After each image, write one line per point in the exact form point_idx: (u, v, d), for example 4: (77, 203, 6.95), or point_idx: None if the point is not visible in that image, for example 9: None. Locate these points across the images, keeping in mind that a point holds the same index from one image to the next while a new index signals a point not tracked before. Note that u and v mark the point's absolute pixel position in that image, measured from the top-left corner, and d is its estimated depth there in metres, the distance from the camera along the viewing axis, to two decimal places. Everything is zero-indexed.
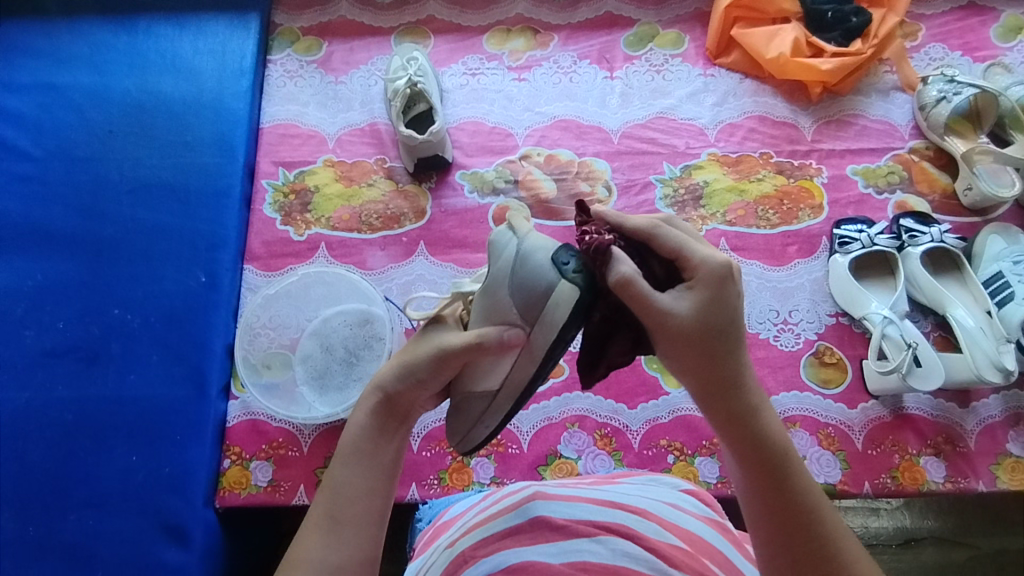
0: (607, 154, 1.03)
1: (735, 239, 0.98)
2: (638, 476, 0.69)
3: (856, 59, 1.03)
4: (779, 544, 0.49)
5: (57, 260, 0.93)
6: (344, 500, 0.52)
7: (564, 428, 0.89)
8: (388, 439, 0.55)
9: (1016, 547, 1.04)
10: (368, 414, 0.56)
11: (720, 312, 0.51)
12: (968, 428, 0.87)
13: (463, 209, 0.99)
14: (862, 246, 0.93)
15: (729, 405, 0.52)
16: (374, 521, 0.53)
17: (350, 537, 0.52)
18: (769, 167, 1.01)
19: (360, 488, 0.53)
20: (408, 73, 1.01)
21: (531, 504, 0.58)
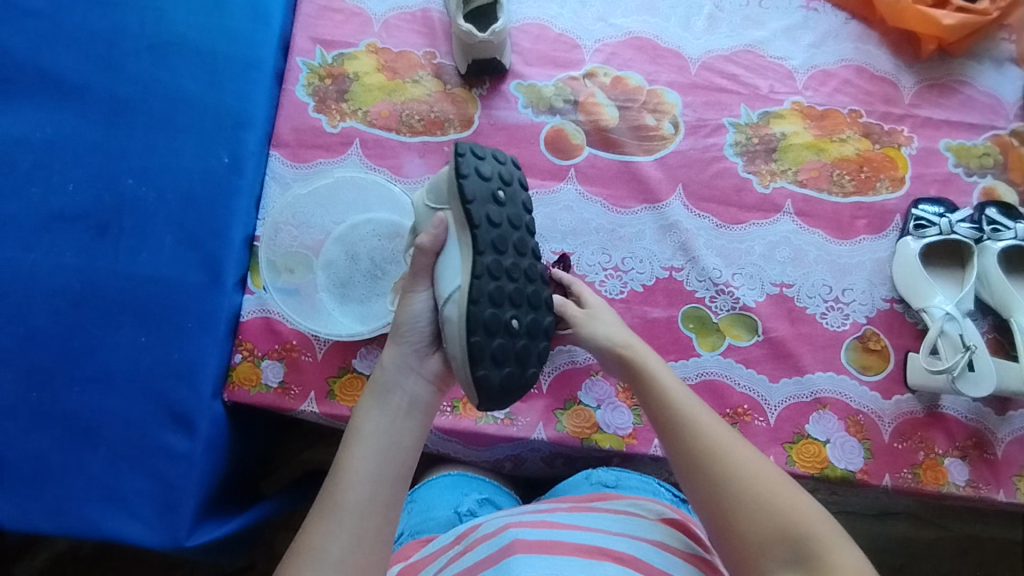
0: (681, 86, 0.92)
1: (802, 202, 0.90)
2: (617, 501, 0.70)
3: (980, 19, 0.90)
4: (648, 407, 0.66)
5: (68, 115, 0.85)
6: (344, 488, 0.55)
7: (587, 375, 0.86)
8: (387, 425, 0.58)
9: (982, 534, 1.09)
10: (366, 398, 0.61)
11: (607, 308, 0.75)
12: (999, 436, 0.84)
13: (513, 125, 0.91)
14: (940, 232, 0.86)
15: (597, 332, 0.72)
16: (377, 510, 0.55)
17: (353, 521, 0.54)
18: (856, 127, 0.91)
19: (362, 475, 0.56)
20: None
21: (513, 559, 0.58)
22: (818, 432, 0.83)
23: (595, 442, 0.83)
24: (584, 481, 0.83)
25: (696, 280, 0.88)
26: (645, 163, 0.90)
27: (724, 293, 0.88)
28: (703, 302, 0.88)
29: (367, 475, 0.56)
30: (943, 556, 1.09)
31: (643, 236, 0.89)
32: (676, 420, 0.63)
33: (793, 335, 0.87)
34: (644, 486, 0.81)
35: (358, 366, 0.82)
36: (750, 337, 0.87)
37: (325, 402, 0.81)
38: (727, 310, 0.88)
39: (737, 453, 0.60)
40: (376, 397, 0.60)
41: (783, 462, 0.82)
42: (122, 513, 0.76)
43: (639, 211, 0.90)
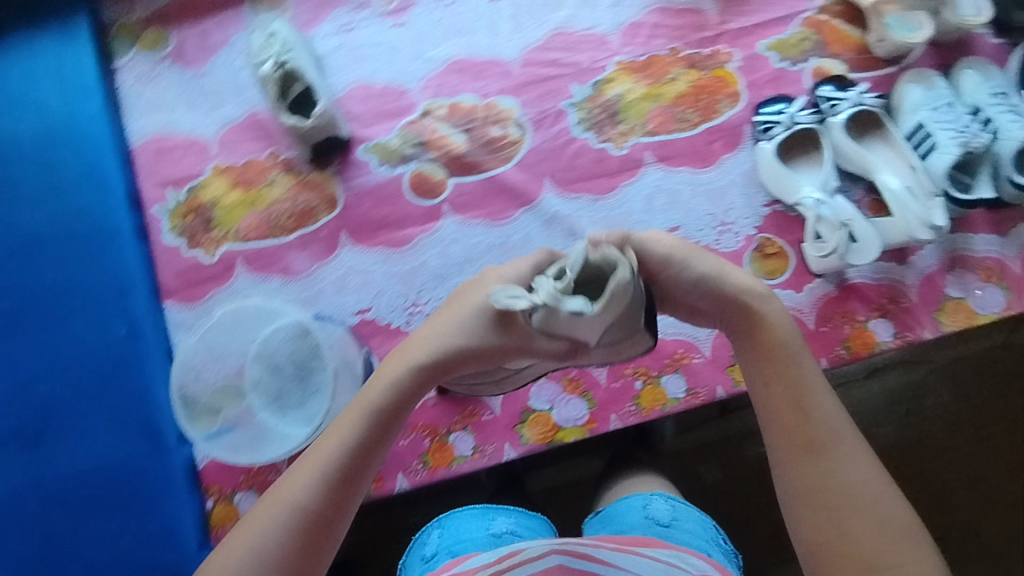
0: (512, 89, 0.95)
1: (660, 149, 0.94)
2: (664, 550, 0.72)
3: None
4: (770, 374, 0.66)
5: None
6: (312, 457, 0.62)
7: (531, 382, 0.91)
8: (375, 403, 0.63)
9: (970, 352, 1.11)
10: (394, 372, 0.64)
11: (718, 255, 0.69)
12: (909, 284, 0.91)
13: (375, 187, 0.93)
14: (785, 128, 0.91)
15: (730, 301, 0.67)
16: (335, 480, 0.62)
17: (321, 477, 0.61)
18: (681, 63, 0.95)
19: (337, 442, 0.62)
20: (272, 54, 0.89)
21: None
22: None
23: (561, 439, 0.89)
24: (640, 513, 0.82)
25: None
26: (507, 171, 0.94)
27: None
28: None
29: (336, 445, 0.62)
30: (941, 387, 1.11)
31: (532, 238, 0.93)
32: (806, 402, 0.65)
33: None
34: (699, 524, 0.81)
35: None
36: None
37: None
38: None
39: (868, 481, 0.62)
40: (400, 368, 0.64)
41: (731, 386, 0.88)
42: None
43: (519, 216, 0.93)
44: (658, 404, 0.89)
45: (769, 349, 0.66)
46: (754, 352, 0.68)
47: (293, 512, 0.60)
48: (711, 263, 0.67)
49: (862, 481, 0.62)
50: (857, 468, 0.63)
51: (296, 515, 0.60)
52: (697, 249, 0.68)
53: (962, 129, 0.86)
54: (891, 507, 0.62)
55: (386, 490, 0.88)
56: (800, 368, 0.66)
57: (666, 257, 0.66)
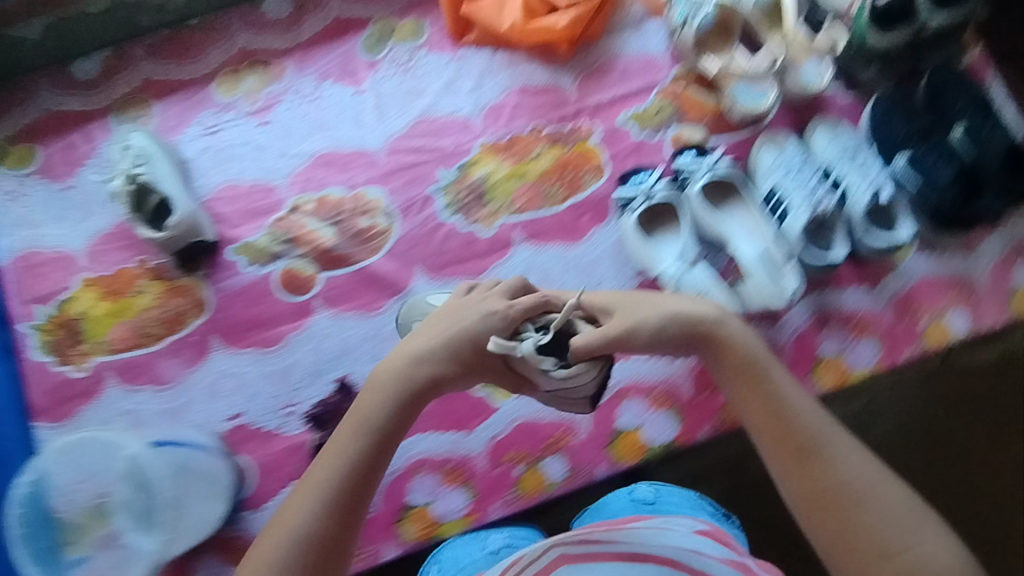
0: (378, 179, 0.96)
1: (528, 227, 0.94)
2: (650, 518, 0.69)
3: (587, 7, 0.96)
4: (744, 388, 0.69)
5: None
6: (308, 488, 0.64)
7: (411, 475, 0.90)
8: (377, 417, 0.66)
9: None
10: (386, 398, 0.67)
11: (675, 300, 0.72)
12: (781, 343, 0.90)
13: (244, 287, 0.93)
14: (643, 201, 0.91)
15: (690, 331, 0.70)
16: (343, 494, 0.64)
17: (321, 500, 0.63)
18: (543, 140, 0.96)
19: (342, 458, 0.65)
20: (123, 169, 0.89)
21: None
22: (629, 421, 0.90)
23: (441, 534, 0.88)
24: (625, 496, 0.83)
25: None
26: (376, 262, 0.94)
27: None
28: None
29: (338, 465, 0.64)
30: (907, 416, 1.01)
31: None
32: (784, 410, 0.67)
33: None
34: (686, 497, 0.84)
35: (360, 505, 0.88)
36: None
37: None
38: None
39: (867, 468, 0.65)
40: (392, 398, 0.67)
41: (609, 464, 0.89)
42: None
43: (390, 306, 0.93)
44: (539, 489, 0.89)
45: (738, 365, 0.69)
46: (723, 371, 0.70)
47: (298, 542, 0.62)
48: (669, 312, 0.70)
49: (860, 468, 0.64)
50: (851, 458, 0.65)
51: (303, 536, 0.62)
52: (654, 298, 0.72)
53: (811, 194, 0.88)
54: (892, 489, 0.64)
55: None
56: (770, 380, 0.68)
57: (620, 336, 0.68)
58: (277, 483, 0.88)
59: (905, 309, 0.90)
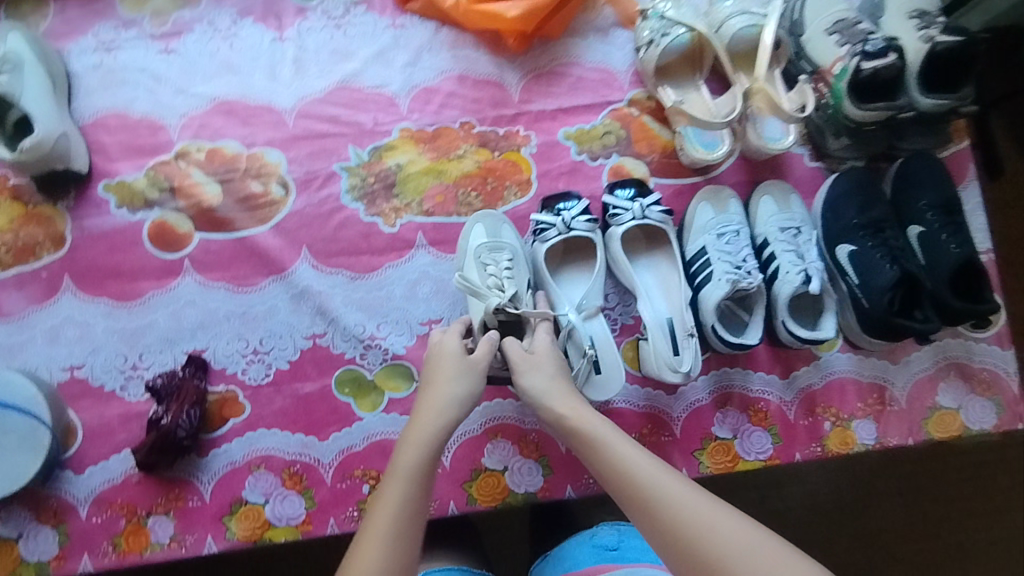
0: (281, 142, 0.87)
1: (433, 231, 0.86)
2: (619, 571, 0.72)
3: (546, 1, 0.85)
4: (593, 466, 0.62)
5: None
6: (366, 554, 0.57)
7: (249, 472, 0.81)
8: (424, 464, 0.62)
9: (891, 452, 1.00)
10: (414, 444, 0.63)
11: (555, 363, 0.69)
12: (674, 415, 0.83)
13: (111, 230, 0.84)
14: (558, 233, 0.81)
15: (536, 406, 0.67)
16: (403, 555, 0.57)
17: (391, 544, 0.57)
18: (471, 139, 0.87)
19: (394, 503, 0.59)
20: None
21: None
22: (495, 462, 0.83)
23: (269, 539, 0.80)
24: (587, 544, 0.76)
25: (342, 341, 0.84)
26: (260, 233, 0.85)
27: (372, 348, 0.84)
28: (355, 363, 0.84)
29: (397, 517, 0.58)
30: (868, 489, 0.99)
31: (277, 310, 0.84)
32: (625, 471, 0.60)
33: None
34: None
35: (250, 496, 0.80)
36: (408, 386, 0.83)
37: None
38: (380, 364, 0.84)
39: (708, 513, 0.55)
40: (428, 449, 0.63)
41: (465, 502, 0.82)
42: None
43: (266, 284, 0.84)
44: None
45: (579, 435, 0.63)
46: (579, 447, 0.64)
47: None
48: (532, 378, 0.68)
49: (700, 513, 0.55)
50: (691, 506, 0.56)
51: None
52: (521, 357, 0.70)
53: (736, 267, 0.78)
54: (739, 530, 0.54)
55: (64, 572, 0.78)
56: (607, 444, 0.62)
57: (517, 362, 0.69)
58: (105, 448, 0.81)
59: (812, 407, 0.83)
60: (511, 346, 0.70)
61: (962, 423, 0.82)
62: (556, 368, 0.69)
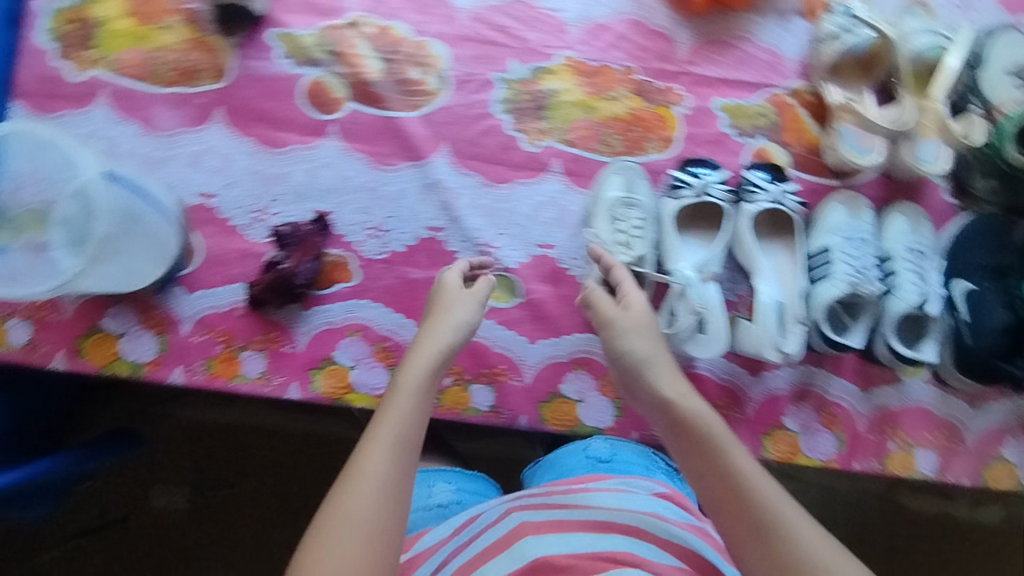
0: (449, 37, 0.88)
1: (570, 162, 0.88)
2: (610, 480, 0.78)
3: None
4: (678, 438, 0.65)
5: None
6: (372, 458, 0.61)
7: (344, 335, 0.86)
8: (425, 379, 0.68)
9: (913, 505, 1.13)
10: (424, 369, 0.68)
11: (642, 300, 0.74)
12: (750, 395, 0.87)
13: (270, 77, 0.86)
14: (693, 194, 0.84)
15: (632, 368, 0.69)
16: (404, 457, 0.62)
17: (392, 450, 0.62)
18: (628, 84, 0.89)
19: (398, 417, 0.64)
20: None
21: (526, 542, 0.68)
22: (571, 391, 0.86)
23: (349, 401, 0.85)
24: (580, 454, 0.84)
25: (458, 241, 0.87)
26: (409, 118, 0.87)
27: (485, 254, 0.87)
28: None
29: (400, 425, 0.64)
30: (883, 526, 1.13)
31: (405, 195, 0.87)
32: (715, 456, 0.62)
33: (553, 297, 0.87)
34: (640, 453, 0.85)
35: (340, 356, 0.85)
36: (510, 298, 0.87)
37: (74, 360, 0.84)
38: (488, 272, 0.87)
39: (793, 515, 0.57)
40: (427, 368, 0.69)
41: (534, 419, 0.85)
42: None
43: (401, 167, 0.87)
44: (457, 407, 0.85)
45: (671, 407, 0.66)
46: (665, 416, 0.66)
47: (378, 486, 0.59)
48: (629, 336, 0.70)
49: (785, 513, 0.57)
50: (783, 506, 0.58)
51: (385, 484, 0.59)
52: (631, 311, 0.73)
53: (857, 272, 0.80)
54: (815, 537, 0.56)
55: (158, 378, 0.84)
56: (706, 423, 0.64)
57: (608, 318, 0.72)
58: (219, 276, 0.85)
59: (884, 425, 0.86)
60: (605, 301, 0.73)
61: (1019, 480, 0.85)
62: (649, 331, 0.72)
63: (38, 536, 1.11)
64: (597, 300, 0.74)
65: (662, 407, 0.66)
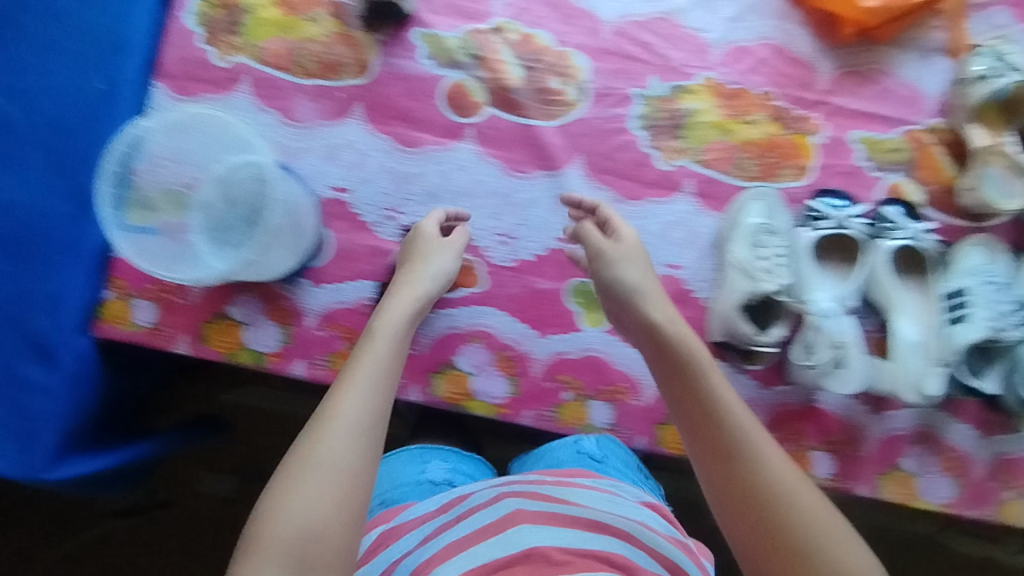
0: (592, 49, 0.88)
1: (704, 183, 0.88)
2: (597, 478, 0.78)
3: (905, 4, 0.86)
4: (679, 402, 0.63)
5: None
6: (347, 400, 0.59)
7: (467, 340, 0.85)
8: (401, 327, 0.67)
9: None
10: (399, 315, 0.67)
11: (642, 257, 0.73)
12: (870, 433, 0.86)
13: (413, 76, 0.86)
14: (833, 226, 0.84)
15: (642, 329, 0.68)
16: (380, 400, 0.60)
17: (366, 396, 0.60)
18: (766, 110, 0.88)
19: (374, 361, 0.62)
20: None
21: (519, 529, 0.67)
22: None
23: (467, 407, 0.85)
24: (570, 449, 0.84)
25: None
26: (546, 128, 0.87)
27: None
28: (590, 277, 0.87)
29: (375, 370, 0.61)
30: None
31: (537, 204, 0.87)
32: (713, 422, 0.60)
33: None
34: (625, 460, 0.85)
35: (461, 362, 0.85)
36: None
37: (197, 346, 0.84)
38: None
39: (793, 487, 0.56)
40: (400, 318, 0.68)
41: (652, 441, 0.84)
42: None
43: (535, 176, 0.87)
44: (575, 421, 0.84)
45: (674, 364, 0.64)
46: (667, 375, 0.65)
47: (354, 432, 0.57)
48: (633, 281, 0.70)
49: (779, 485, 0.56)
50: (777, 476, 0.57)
51: (361, 429, 0.58)
52: (642, 265, 0.72)
53: (998, 316, 0.80)
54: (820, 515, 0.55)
55: (279, 369, 0.83)
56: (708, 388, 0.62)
57: (600, 253, 0.73)
58: (346, 272, 0.85)
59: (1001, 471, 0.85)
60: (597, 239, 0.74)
61: None
62: (647, 272, 0.72)
63: (82, 507, 1.11)
64: (594, 247, 0.74)
65: (667, 370, 0.65)
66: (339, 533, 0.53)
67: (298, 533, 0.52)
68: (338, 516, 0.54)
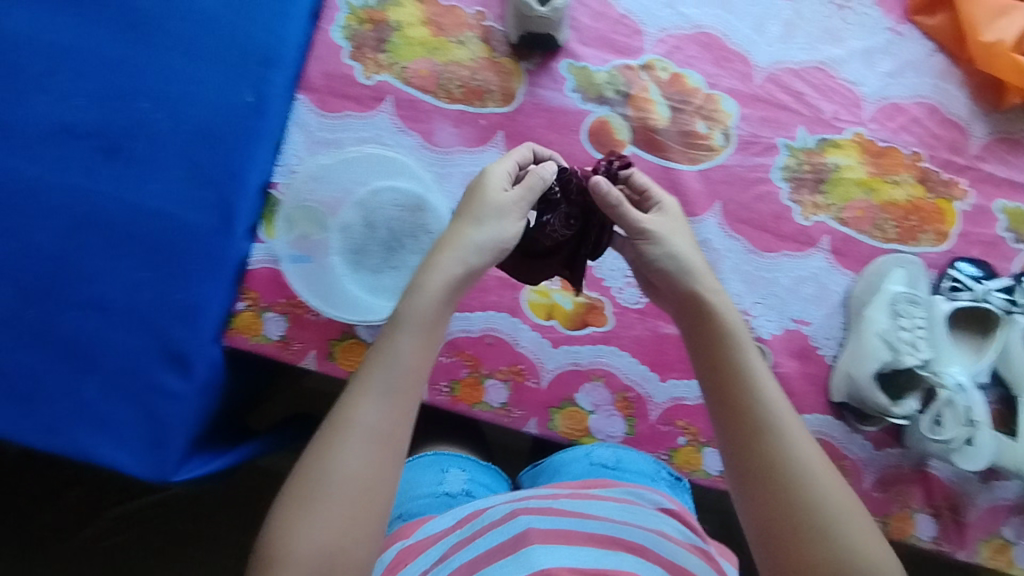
0: (741, 95, 0.87)
1: (840, 241, 0.86)
2: (615, 488, 0.71)
3: None
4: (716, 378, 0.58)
5: (100, 28, 0.82)
6: (365, 404, 0.53)
7: (587, 378, 0.86)
8: (437, 305, 0.56)
9: None
10: (446, 292, 0.56)
11: (687, 236, 0.64)
12: (975, 502, 0.83)
13: (559, 109, 0.86)
14: (971, 298, 0.82)
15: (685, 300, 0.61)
16: (399, 403, 0.53)
17: (383, 394, 0.53)
18: (913, 171, 0.87)
19: (398, 352, 0.54)
20: None
21: (530, 549, 0.57)
22: None
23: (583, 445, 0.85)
24: (584, 461, 0.79)
25: None
26: (686, 172, 0.86)
27: None
28: None
29: (398, 373, 0.53)
30: None
31: None
32: (753, 406, 0.55)
33: (798, 374, 0.84)
34: (645, 460, 0.81)
35: (580, 400, 0.85)
36: None
37: (324, 363, 0.83)
38: None
39: (825, 478, 0.53)
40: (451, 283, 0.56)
41: None
42: (114, 442, 0.77)
43: None
44: (688, 467, 0.84)
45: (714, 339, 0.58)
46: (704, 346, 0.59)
47: (368, 440, 0.52)
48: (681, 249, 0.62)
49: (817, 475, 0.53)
50: (812, 464, 0.53)
51: (374, 438, 0.52)
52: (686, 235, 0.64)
53: None
54: (854, 512, 0.52)
55: None
56: (753, 370, 0.57)
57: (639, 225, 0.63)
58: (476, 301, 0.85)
59: None
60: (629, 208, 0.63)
61: None
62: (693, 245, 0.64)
63: (100, 496, 1.05)
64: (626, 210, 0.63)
65: (702, 348, 0.59)
66: (361, 547, 0.50)
67: (311, 555, 0.48)
68: (360, 531, 0.50)
